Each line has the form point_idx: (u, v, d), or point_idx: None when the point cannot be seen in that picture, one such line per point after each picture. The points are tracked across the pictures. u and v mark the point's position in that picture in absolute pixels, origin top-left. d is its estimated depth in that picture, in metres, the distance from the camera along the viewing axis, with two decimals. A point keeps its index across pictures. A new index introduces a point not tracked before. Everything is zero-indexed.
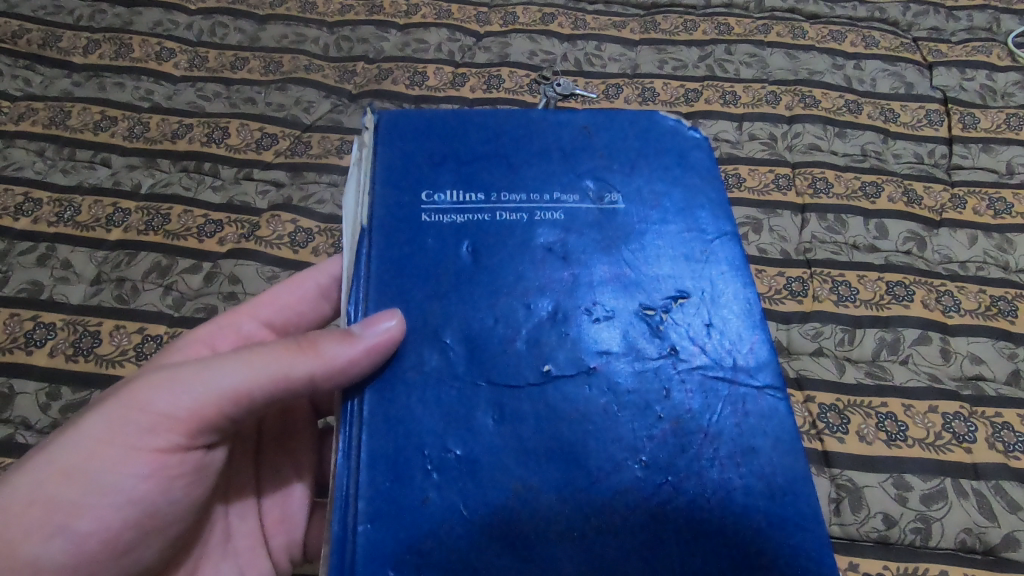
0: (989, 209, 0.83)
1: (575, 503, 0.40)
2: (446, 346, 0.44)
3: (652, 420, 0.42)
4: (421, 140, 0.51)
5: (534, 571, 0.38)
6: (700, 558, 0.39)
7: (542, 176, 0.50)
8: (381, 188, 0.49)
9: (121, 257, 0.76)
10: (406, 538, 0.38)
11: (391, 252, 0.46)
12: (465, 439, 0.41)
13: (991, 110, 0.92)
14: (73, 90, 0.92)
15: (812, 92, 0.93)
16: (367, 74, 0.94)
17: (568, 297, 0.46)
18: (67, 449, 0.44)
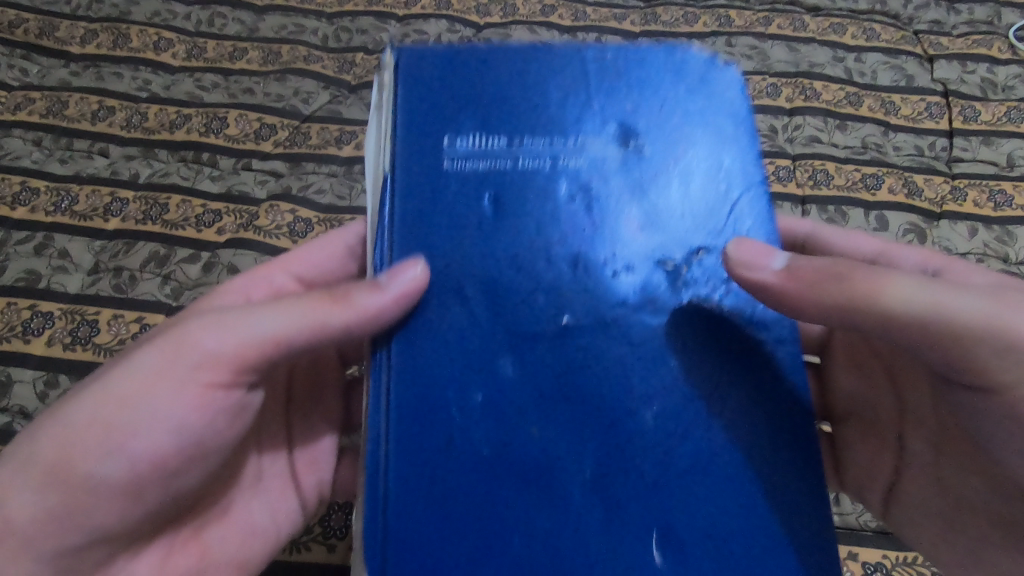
0: (989, 201, 0.83)
1: (588, 449, 0.41)
2: (468, 298, 0.43)
3: (667, 373, 0.43)
4: (442, 80, 0.48)
5: (552, 514, 0.39)
6: (706, 502, 0.40)
7: (563, 121, 0.47)
8: (402, 135, 0.46)
9: (119, 246, 0.75)
10: (426, 476, 0.40)
11: (413, 206, 0.45)
12: (485, 383, 0.41)
13: (992, 103, 0.91)
14: (70, 80, 0.91)
15: (813, 84, 0.93)
16: (366, 65, 0.93)
17: (591, 249, 0.45)
18: (119, 380, 0.43)
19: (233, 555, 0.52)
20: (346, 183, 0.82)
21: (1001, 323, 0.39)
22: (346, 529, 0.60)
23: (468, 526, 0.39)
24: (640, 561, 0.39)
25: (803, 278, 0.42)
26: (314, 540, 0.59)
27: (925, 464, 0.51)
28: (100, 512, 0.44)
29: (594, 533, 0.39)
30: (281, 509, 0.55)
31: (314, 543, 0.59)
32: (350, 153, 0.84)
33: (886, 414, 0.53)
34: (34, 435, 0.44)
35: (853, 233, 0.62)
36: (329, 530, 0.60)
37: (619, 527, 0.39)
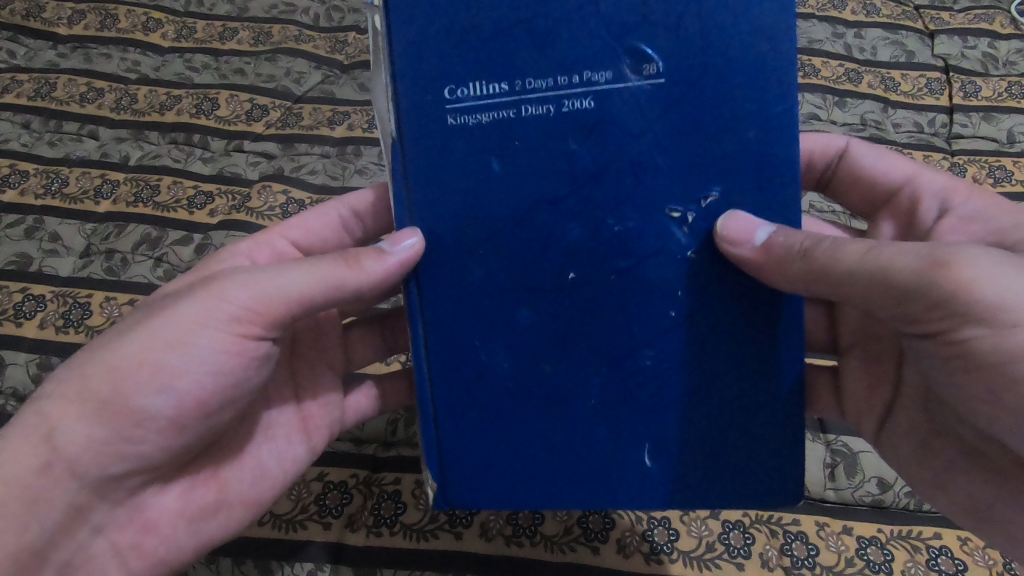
0: (989, 176, 0.82)
1: (597, 382, 0.46)
2: (482, 255, 0.45)
3: (668, 318, 0.45)
4: (436, 14, 0.43)
5: (568, 434, 0.46)
6: (700, 421, 0.46)
7: (570, 51, 0.43)
8: (404, 82, 0.44)
9: (110, 230, 0.75)
10: (461, 403, 0.46)
11: (421, 164, 0.44)
12: (504, 328, 0.46)
13: (993, 78, 0.90)
14: (58, 62, 0.90)
15: (812, 60, 0.92)
16: (359, 44, 0.92)
17: (600, 202, 0.44)
18: (166, 323, 0.45)
19: (247, 494, 0.52)
20: (339, 164, 0.81)
21: (943, 269, 0.39)
22: (341, 507, 0.59)
23: (500, 439, 0.46)
24: (636, 462, 0.46)
25: (778, 252, 0.42)
26: (309, 519, 0.59)
27: (913, 399, 0.50)
28: (144, 444, 0.45)
29: (601, 443, 0.46)
30: (293, 456, 0.54)
31: (309, 522, 0.59)
32: (343, 133, 0.83)
33: (885, 347, 0.52)
34: (80, 369, 0.44)
35: (886, 152, 0.59)
36: (324, 509, 0.59)
37: (621, 438, 0.46)
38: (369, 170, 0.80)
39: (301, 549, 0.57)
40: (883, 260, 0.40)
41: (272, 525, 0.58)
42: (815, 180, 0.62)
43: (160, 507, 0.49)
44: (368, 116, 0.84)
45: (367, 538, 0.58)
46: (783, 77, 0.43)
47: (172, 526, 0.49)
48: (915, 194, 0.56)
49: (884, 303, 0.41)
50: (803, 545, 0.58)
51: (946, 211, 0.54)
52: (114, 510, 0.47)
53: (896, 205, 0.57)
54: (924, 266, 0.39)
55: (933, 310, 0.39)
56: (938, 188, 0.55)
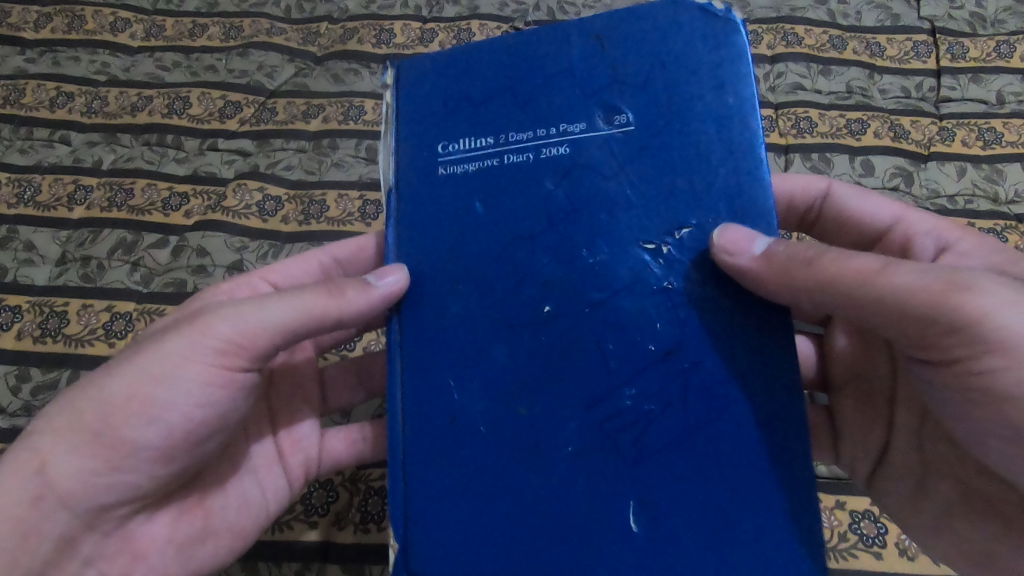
0: (978, 140, 0.80)
1: (571, 427, 0.41)
2: (463, 292, 0.44)
3: (647, 348, 0.41)
4: (438, 89, 0.48)
5: (540, 488, 0.41)
6: (685, 478, 0.40)
7: (548, 106, 0.45)
8: (406, 145, 0.47)
9: (85, 235, 0.74)
10: (432, 450, 0.43)
11: (413, 213, 0.46)
12: (478, 371, 0.43)
13: (981, 38, 0.88)
14: (27, 67, 0.88)
15: (795, 29, 0.90)
16: (331, 34, 0.90)
17: (575, 236, 0.43)
18: (153, 360, 0.44)
19: (233, 523, 0.51)
20: (315, 158, 0.79)
21: (966, 294, 0.38)
22: (327, 506, 0.59)
23: (468, 495, 0.42)
24: (617, 526, 0.40)
25: (781, 263, 0.40)
26: (295, 519, 0.58)
27: (911, 435, 0.48)
28: (132, 474, 0.44)
29: (579, 502, 0.40)
30: (274, 486, 0.54)
31: (296, 521, 0.58)
32: (318, 127, 0.82)
33: (879, 388, 0.51)
34: (75, 404, 0.44)
35: (869, 192, 0.58)
36: (310, 508, 0.58)
37: (602, 495, 0.40)
38: (346, 163, 0.79)
39: (289, 549, 0.57)
40: (901, 282, 0.39)
41: None
42: (798, 220, 0.61)
43: (149, 536, 0.47)
44: (342, 108, 0.83)
45: (355, 535, 0.58)
46: (747, 118, 0.43)
47: (161, 554, 0.47)
48: (908, 231, 0.55)
49: (898, 325, 0.40)
50: None
51: (942, 248, 0.53)
52: (103, 540, 0.45)
53: (886, 244, 0.56)
54: (947, 290, 0.38)
55: (950, 337, 0.38)
56: (928, 227, 0.54)
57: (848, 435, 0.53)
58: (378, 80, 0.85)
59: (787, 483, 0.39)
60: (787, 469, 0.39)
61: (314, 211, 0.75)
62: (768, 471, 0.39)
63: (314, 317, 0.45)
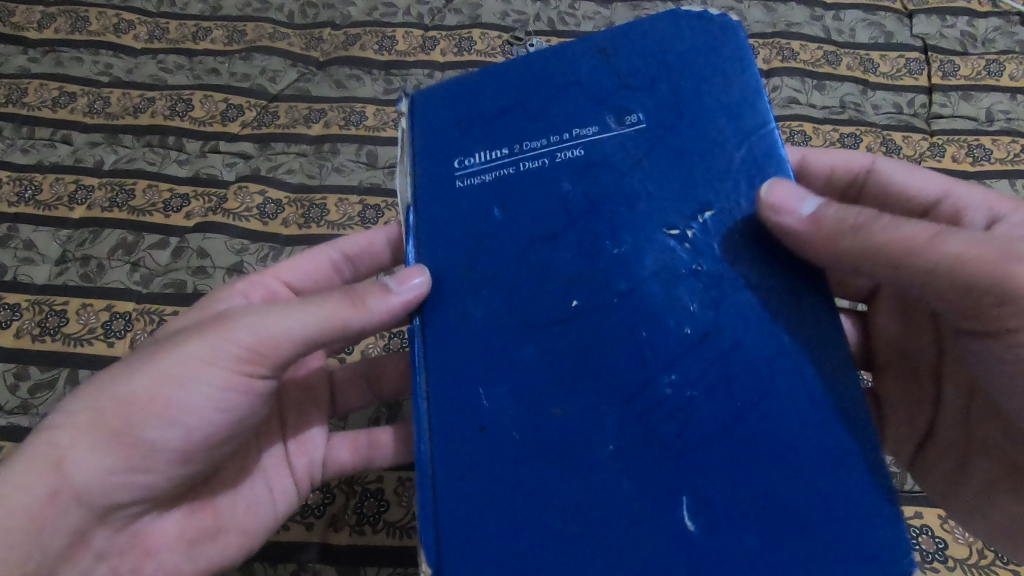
0: (968, 155, 0.82)
1: (609, 421, 0.40)
2: (486, 292, 0.43)
3: (678, 341, 0.41)
4: (452, 110, 0.48)
5: (579, 489, 0.39)
6: (733, 466, 0.38)
7: (559, 113, 0.46)
8: (421, 159, 0.48)
9: (85, 235, 0.74)
10: (463, 462, 0.41)
11: (430, 222, 0.46)
12: (507, 373, 0.41)
13: (970, 57, 0.90)
14: (29, 67, 0.89)
15: (790, 44, 0.91)
16: (334, 41, 0.91)
17: (600, 233, 0.43)
18: (175, 361, 0.44)
19: (242, 521, 0.51)
20: (316, 162, 0.80)
21: (1018, 263, 0.37)
22: (323, 508, 0.59)
23: (505, 505, 0.40)
24: (669, 525, 0.38)
25: (827, 228, 0.40)
26: (291, 520, 0.58)
27: (959, 417, 0.50)
28: (154, 474, 0.44)
29: (624, 503, 0.38)
30: (283, 488, 0.54)
31: (291, 523, 0.58)
32: (319, 131, 0.82)
33: (926, 364, 0.51)
34: (89, 404, 0.43)
35: (911, 168, 0.58)
36: (307, 510, 0.59)
37: (648, 494, 0.38)
38: (346, 168, 0.80)
39: (284, 550, 0.57)
40: (951, 252, 0.38)
41: None
42: (840, 194, 0.61)
43: (162, 533, 0.48)
44: (344, 113, 0.84)
45: (351, 538, 0.58)
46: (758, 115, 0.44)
47: (173, 552, 0.48)
48: (955, 204, 0.54)
49: (947, 295, 0.39)
50: None
51: (993, 220, 0.52)
52: (115, 536, 0.46)
53: (934, 217, 0.55)
54: (1000, 259, 0.37)
55: (1002, 308, 0.38)
56: (978, 201, 0.53)
57: (896, 408, 0.53)
58: (380, 87, 0.86)
59: (839, 465, 0.38)
60: (841, 446, 0.38)
61: (314, 215, 0.76)
62: (823, 453, 0.38)
63: (338, 326, 0.45)
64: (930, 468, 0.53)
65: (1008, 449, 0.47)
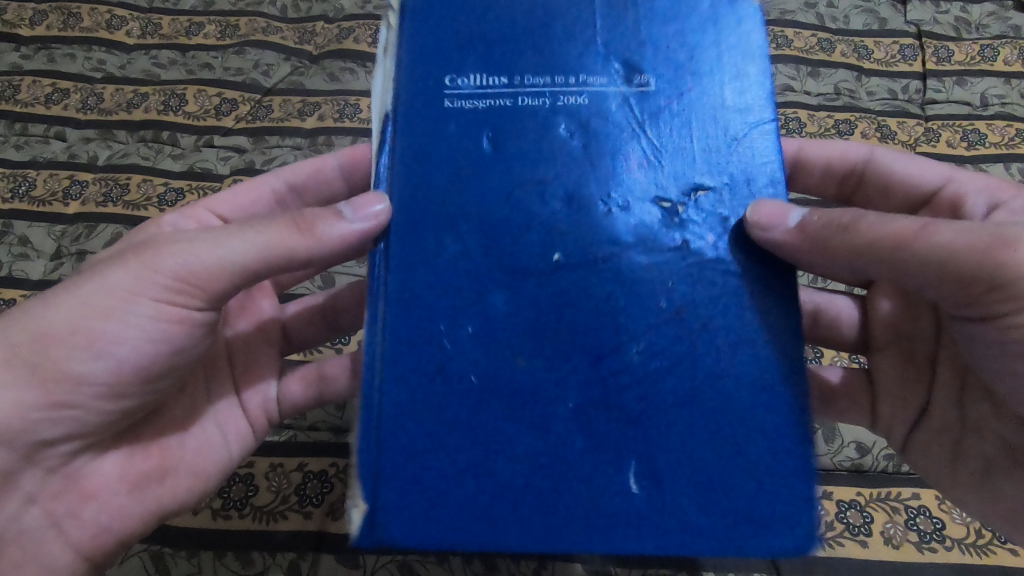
0: (963, 141, 0.82)
1: (571, 376, 0.40)
2: (463, 233, 0.42)
3: (655, 303, 0.41)
4: (451, 26, 0.47)
5: (531, 438, 0.39)
6: (685, 432, 0.39)
7: (564, 57, 0.46)
8: (410, 73, 0.46)
9: (80, 230, 0.74)
10: (419, 394, 0.40)
11: (412, 145, 0.44)
12: (475, 315, 0.41)
13: (965, 42, 0.90)
14: (21, 64, 0.88)
15: (784, 31, 0.91)
16: (327, 34, 0.90)
17: (588, 182, 0.43)
18: (97, 292, 0.44)
19: (192, 462, 0.51)
20: (311, 155, 0.80)
21: (1008, 249, 0.39)
22: (321, 496, 0.58)
23: (456, 449, 0.39)
24: (613, 483, 0.38)
25: (812, 232, 0.42)
26: (290, 509, 0.58)
27: (952, 396, 0.50)
28: (82, 408, 0.45)
29: (575, 459, 0.39)
30: (237, 431, 0.55)
31: (290, 512, 0.57)
32: (314, 124, 0.82)
33: (922, 347, 0.52)
34: (9, 330, 0.43)
35: (914, 156, 0.58)
36: (305, 498, 0.58)
37: (599, 451, 0.39)
38: None
39: (282, 539, 0.56)
40: (942, 240, 0.40)
41: (251, 517, 0.57)
42: (841, 188, 0.61)
43: (100, 474, 0.48)
44: (338, 106, 0.84)
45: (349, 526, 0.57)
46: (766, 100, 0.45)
47: (112, 492, 0.48)
48: (957, 193, 0.55)
49: (941, 285, 0.41)
50: None
51: (994, 206, 0.53)
52: (47, 477, 0.46)
53: (936, 206, 0.56)
54: (990, 246, 0.39)
55: (995, 291, 0.40)
56: (980, 187, 0.54)
57: (887, 392, 0.54)
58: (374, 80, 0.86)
59: (787, 452, 0.39)
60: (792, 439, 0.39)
61: None
62: (779, 436, 0.39)
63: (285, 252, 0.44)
64: (922, 451, 0.52)
65: (1003, 431, 0.47)
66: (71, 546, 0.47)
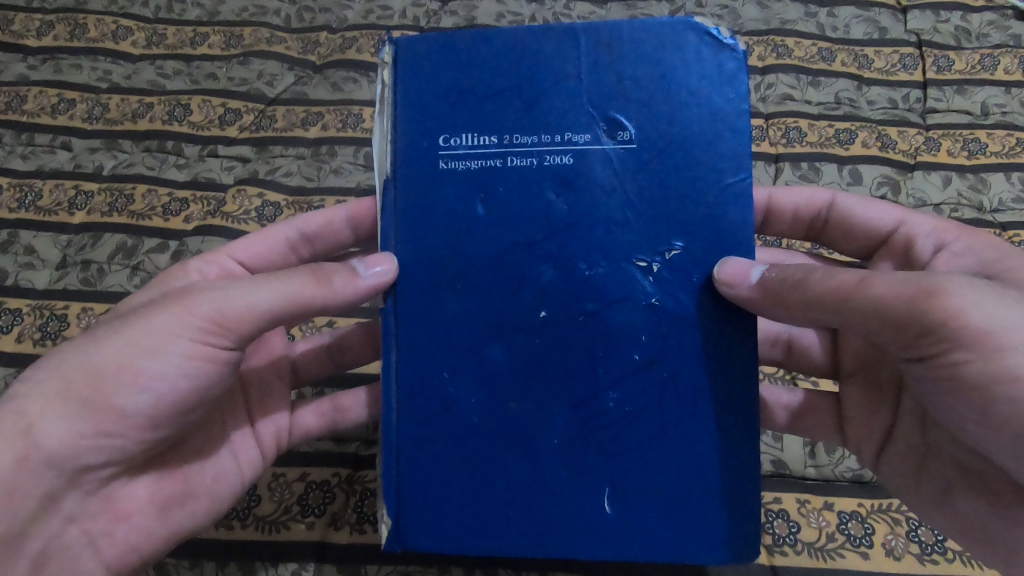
0: (964, 150, 0.82)
1: (558, 420, 0.46)
2: (461, 293, 0.47)
3: (628, 360, 0.46)
4: (441, 75, 0.48)
5: (523, 469, 0.46)
6: (652, 467, 0.46)
7: (552, 114, 0.47)
8: (403, 132, 0.48)
9: (85, 239, 0.75)
10: (429, 433, 0.47)
11: (409, 205, 0.47)
12: (474, 367, 0.47)
13: (966, 51, 0.90)
14: (29, 74, 0.89)
15: (785, 41, 0.92)
16: (330, 44, 0.91)
17: (573, 244, 0.46)
18: (138, 332, 0.45)
19: (210, 487, 0.52)
20: (314, 165, 0.80)
21: (932, 299, 0.41)
22: (324, 506, 0.58)
23: (461, 474, 0.47)
24: (592, 506, 0.46)
25: (772, 287, 0.44)
26: (291, 520, 0.58)
27: (912, 425, 0.50)
28: (120, 438, 0.45)
29: (559, 485, 0.46)
30: (248, 457, 0.54)
31: (292, 522, 0.58)
32: (317, 134, 0.83)
33: (886, 374, 0.52)
34: (59, 369, 0.45)
35: (869, 199, 0.59)
36: (306, 508, 0.58)
37: (580, 479, 0.46)
38: (344, 170, 0.80)
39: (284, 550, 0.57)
40: (875, 293, 0.42)
41: (254, 527, 0.57)
42: (804, 231, 0.62)
43: (130, 496, 0.48)
44: (341, 116, 0.84)
45: (351, 536, 0.57)
46: (739, 151, 0.46)
47: (142, 515, 0.48)
48: (908, 234, 0.56)
49: (880, 332, 0.43)
50: (785, 522, 0.57)
51: (939, 248, 0.54)
52: (86, 499, 0.47)
53: (890, 248, 0.57)
54: (916, 297, 0.41)
55: (925, 336, 0.41)
56: (929, 229, 0.55)
57: (852, 418, 0.54)
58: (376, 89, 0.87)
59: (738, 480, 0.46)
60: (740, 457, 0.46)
61: None
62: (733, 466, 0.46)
63: (299, 302, 0.46)
64: (890, 472, 0.52)
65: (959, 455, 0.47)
66: (104, 564, 0.48)
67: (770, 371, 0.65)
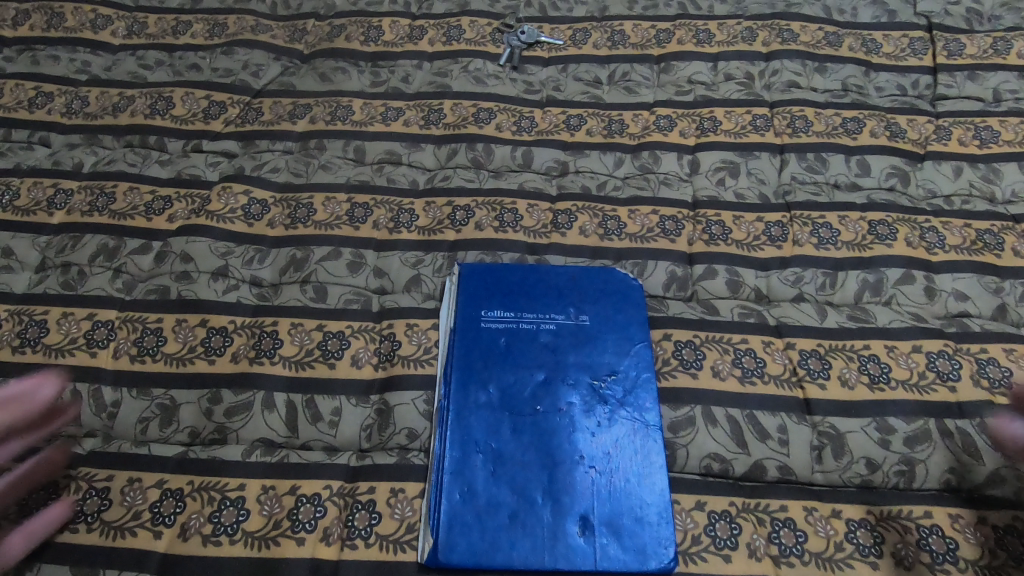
0: (975, 138, 0.78)
1: (553, 469, 0.56)
2: (488, 406, 0.59)
3: (611, 402, 0.59)
4: (494, 272, 0.67)
5: (518, 502, 0.54)
6: (619, 515, 0.54)
7: (562, 291, 0.66)
8: (463, 279, 0.66)
9: (65, 241, 0.70)
10: (448, 484, 0.55)
11: (458, 347, 0.62)
12: (493, 436, 0.57)
13: (977, 35, 0.87)
14: (5, 66, 0.85)
15: (790, 26, 0.89)
16: (318, 32, 0.89)
17: (574, 352, 0.62)
18: None
19: None
20: (303, 160, 0.77)
21: None
22: (314, 521, 0.54)
23: (466, 520, 0.53)
24: (564, 538, 0.53)
25: None
26: (282, 535, 0.53)
27: None
28: None
29: (542, 524, 0.53)
30: None
31: (282, 538, 0.53)
32: (305, 127, 0.80)
33: None
34: None
35: None
36: (297, 523, 0.54)
37: (561, 519, 0.54)
38: (333, 165, 0.77)
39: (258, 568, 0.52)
40: None
41: (243, 544, 0.52)
42: None
43: None
44: (330, 108, 0.81)
45: (340, 552, 0.53)
46: None
47: None
48: None
49: None
50: (791, 531, 0.54)
51: None
52: None
53: None
54: None
55: None
56: None
57: None
58: (366, 80, 0.84)
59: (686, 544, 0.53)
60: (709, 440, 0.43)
61: (301, 215, 0.72)
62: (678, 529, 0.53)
63: None
64: None
65: None
66: None
67: (775, 372, 0.61)
